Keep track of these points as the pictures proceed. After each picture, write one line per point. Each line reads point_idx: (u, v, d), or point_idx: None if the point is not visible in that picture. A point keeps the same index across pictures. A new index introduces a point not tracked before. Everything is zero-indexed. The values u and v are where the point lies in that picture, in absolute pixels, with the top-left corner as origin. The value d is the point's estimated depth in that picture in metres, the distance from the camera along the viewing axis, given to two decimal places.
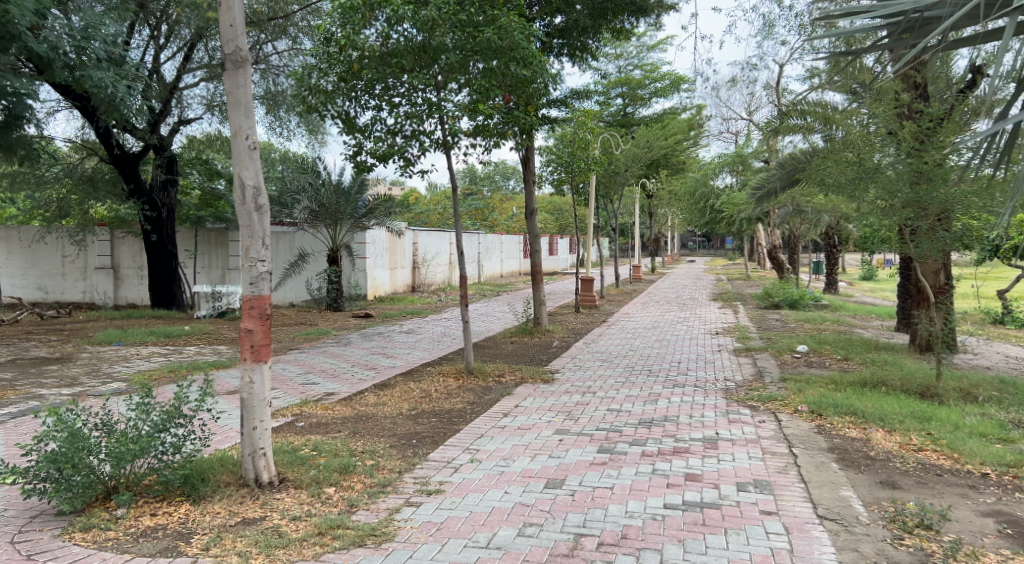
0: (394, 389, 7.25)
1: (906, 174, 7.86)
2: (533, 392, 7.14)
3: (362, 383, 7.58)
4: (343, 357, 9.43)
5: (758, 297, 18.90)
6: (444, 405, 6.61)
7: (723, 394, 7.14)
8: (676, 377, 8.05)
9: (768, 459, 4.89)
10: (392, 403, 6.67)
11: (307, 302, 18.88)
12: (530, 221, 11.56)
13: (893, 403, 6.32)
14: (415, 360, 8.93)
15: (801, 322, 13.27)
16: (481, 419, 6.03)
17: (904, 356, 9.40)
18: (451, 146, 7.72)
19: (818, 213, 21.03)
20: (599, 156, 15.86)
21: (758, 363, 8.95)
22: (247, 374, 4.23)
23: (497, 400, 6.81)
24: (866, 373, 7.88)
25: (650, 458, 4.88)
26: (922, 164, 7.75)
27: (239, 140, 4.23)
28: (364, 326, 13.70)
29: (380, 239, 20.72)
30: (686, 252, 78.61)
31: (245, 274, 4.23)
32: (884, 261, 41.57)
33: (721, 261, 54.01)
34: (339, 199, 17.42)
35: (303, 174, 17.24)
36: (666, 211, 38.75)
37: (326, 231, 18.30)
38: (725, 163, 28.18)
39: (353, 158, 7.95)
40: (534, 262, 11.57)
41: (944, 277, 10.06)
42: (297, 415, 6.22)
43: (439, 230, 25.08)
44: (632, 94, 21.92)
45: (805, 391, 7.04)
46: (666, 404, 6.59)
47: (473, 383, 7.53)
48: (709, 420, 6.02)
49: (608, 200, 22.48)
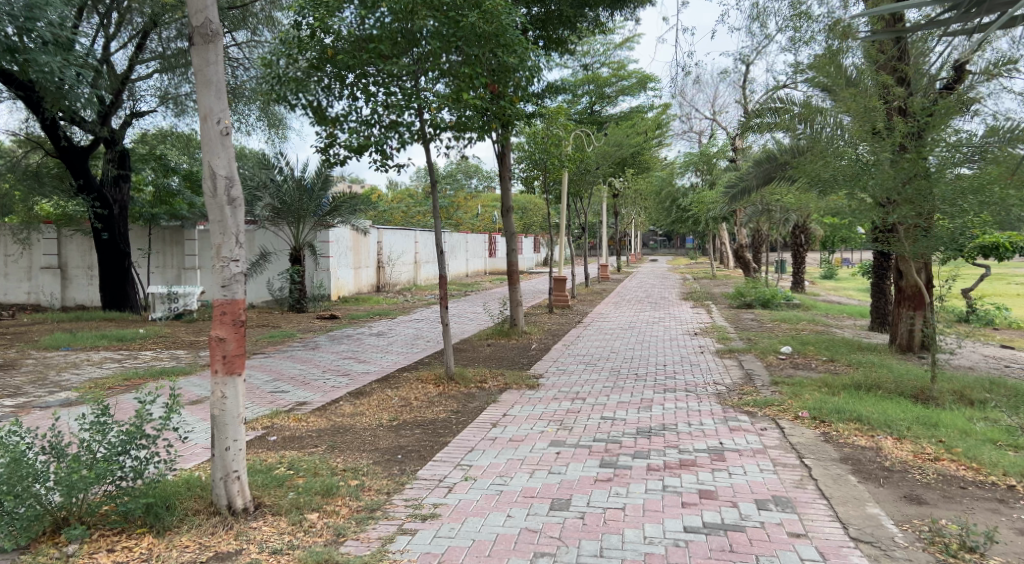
0: (371, 397, 6.79)
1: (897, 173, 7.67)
2: (520, 399, 6.76)
3: (336, 391, 7.10)
4: (313, 362, 8.91)
5: (728, 296, 18.85)
6: (427, 415, 6.18)
7: (717, 399, 6.86)
8: (664, 381, 7.74)
9: (781, 472, 4.61)
10: (371, 414, 6.21)
11: (269, 303, 18.17)
12: (506, 218, 11.19)
13: (894, 408, 6.13)
14: (390, 365, 8.47)
15: (777, 322, 13.18)
16: (469, 430, 5.62)
17: (889, 357, 9.30)
18: (431, 138, 7.32)
19: (786, 212, 21.12)
20: (573, 153, 15.54)
21: (746, 365, 8.72)
22: (219, 388, 3.76)
23: (483, 408, 6.41)
24: (859, 376, 7.69)
25: (658, 473, 4.54)
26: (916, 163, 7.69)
27: (209, 125, 3.76)
28: (331, 328, 13.14)
29: (344, 238, 20.10)
30: (647, 251, 79.05)
31: (216, 276, 3.77)
32: (843, 260, 42.32)
33: (684, 260, 54.45)
34: (301, 196, 16.81)
35: (264, 169, 16.58)
36: (630, 210, 38.74)
37: (288, 229, 17.66)
38: (691, 163, 28.22)
39: (325, 152, 7.47)
40: (510, 261, 11.17)
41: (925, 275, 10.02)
42: (268, 428, 5.72)
43: (404, 228, 24.51)
44: (600, 93, 21.72)
45: (801, 395, 6.81)
46: (661, 411, 6.27)
47: (455, 390, 7.12)
48: (709, 428, 5.72)
49: (576, 198, 22.25)
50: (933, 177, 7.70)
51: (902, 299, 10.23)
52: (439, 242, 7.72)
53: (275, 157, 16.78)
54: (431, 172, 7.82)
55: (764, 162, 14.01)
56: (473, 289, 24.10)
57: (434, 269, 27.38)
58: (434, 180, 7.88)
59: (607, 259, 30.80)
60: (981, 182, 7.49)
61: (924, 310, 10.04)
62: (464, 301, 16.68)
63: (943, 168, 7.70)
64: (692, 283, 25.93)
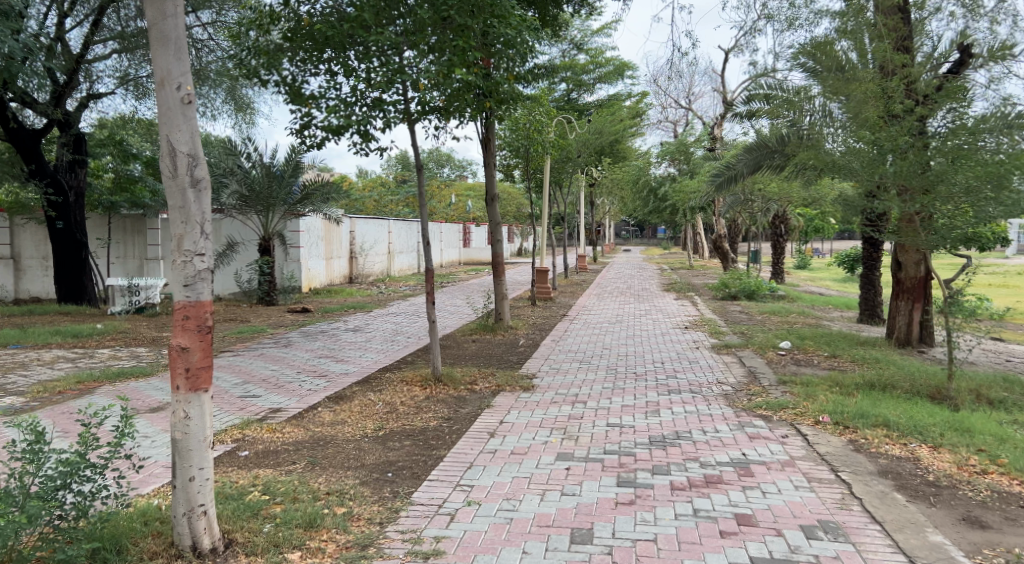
0: (352, 403, 6.20)
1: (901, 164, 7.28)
2: (515, 403, 6.23)
3: (313, 395, 6.50)
4: (285, 362, 8.27)
5: (711, 287, 18.55)
6: (416, 423, 5.62)
7: (726, 401, 6.41)
8: (664, 380, 7.23)
9: (820, 489, 4.15)
10: (354, 423, 5.60)
11: (237, 295, 17.33)
12: (490, 208, 10.59)
13: (918, 410, 5.75)
14: (371, 364, 7.87)
15: (766, 314, 12.84)
16: (465, 442, 5.08)
17: (891, 353, 8.96)
18: (417, 119, 6.71)
19: (767, 201, 20.83)
20: (555, 140, 15.01)
21: (746, 362, 8.31)
22: (181, 407, 3.15)
23: (476, 415, 5.85)
24: (870, 374, 7.33)
25: (684, 494, 4.04)
26: (925, 153, 7.34)
27: (168, 91, 3.12)
28: (303, 323, 12.46)
29: (314, 227, 19.31)
30: (620, 242, 78.91)
31: (177, 273, 3.15)
32: (815, 250, 42.43)
33: (657, 250, 54.44)
34: (270, 184, 16.06)
35: (230, 155, 15.77)
36: (605, 200, 38.38)
37: (256, 218, 16.87)
38: (667, 152, 27.91)
39: (300, 134, 6.82)
40: (494, 251, 10.58)
41: (926, 269, 9.58)
42: (239, 442, 5.10)
43: (377, 217, 23.73)
44: (577, 80, 21.22)
45: (815, 396, 6.38)
46: (671, 416, 5.77)
47: (444, 394, 6.53)
48: (726, 436, 5.25)
49: (555, 187, 21.76)
50: (933, 171, 7.25)
51: (900, 291, 9.91)
52: (426, 231, 7.06)
53: (243, 142, 15.97)
54: (417, 157, 7.16)
55: (756, 149, 13.55)
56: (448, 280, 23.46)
57: (408, 260, 26.70)
58: (420, 164, 7.22)
59: (584, 249, 30.42)
60: (994, 168, 6.90)
61: (922, 302, 9.81)
62: (443, 294, 16.10)
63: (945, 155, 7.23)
64: (672, 274, 25.73)
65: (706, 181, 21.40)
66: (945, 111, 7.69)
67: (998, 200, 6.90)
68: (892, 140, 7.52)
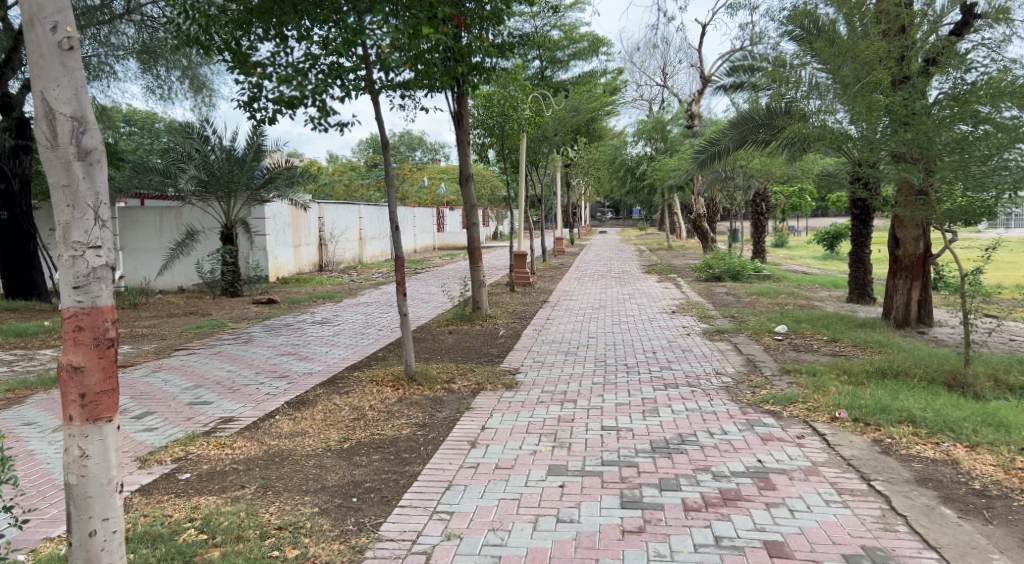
0: (315, 408, 5.52)
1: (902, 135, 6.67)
2: (497, 403, 5.60)
3: (272, 400, 5.81)
4: (244, 360, 7.54)
5: (693, 267, 18.05)
6: (387, 431, 4.97)
7: (729, 395, 5.85)
8: (657, 372, 6.64)
9: (855, 504, 3.60)
10: (315, 434, 4.92)
11: (199, 287, 16.43)
12: (465, 188, 9.88)
13: (941, 402, 5.23)
14: (339, 362, 7.19)
15: (754, 296, 12.37)
16: (445, 454, 4.44)
17: (891, 335, 8.52)
18: (381, 87, 5.99)
19: (747, 179, 20.40)
20: (532, 116, 14.29)
21: (743, 349, 7.78)
22: (74, 443, 2.49)
23: (454, 420, 5.21)
24: (879, 360, 6.82)
25: (701, 516, 3.46)
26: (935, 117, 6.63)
27: (39, 32, 2.45)
28: (268, 316, 11.69)
29: (280, 213, 18.44)
30: (596, 223, 78.57)
31: (65, 271, 2.47)
32: (793, 228, 42.36)
33: (633, 231, 54.06)
34: (232, 168, 15.23)
35: (186, 139, 14.89)
36: (581, 182, 37.78)
37: (217, 205, 15.97)
38: (642, 132, 27.29)
39: (248, 107, 6.05)
40: (471, 235, 9.90)
41: (924, 246, 9.14)
42: (181, 462, 4.39)
43: (347, 202, 22.86)
44: (551, 57, 20.51)
45: (826, 387, 5.85)
46: (671, 416, 5.18)
47: (418, 396, 5.88)
48: (736, 439, 4.68)
49: (532, 168, 21.06)
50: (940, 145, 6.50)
51: (897, 269, 9.42)
52: (394, 215, 6.34)
53: (201, 125, 15.12)
54: (382, 130, 6.39)
55: (741, 122, 12.90)
56: (423, 266, 22.75)
57: (381, 246, 25.88)
58: (386, 142, 6.45)
59: (561, 231, 29.82)
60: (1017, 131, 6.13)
61: (920, 280, 9.33)
62: (417, 281, 15.40)
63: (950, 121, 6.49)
64: (651, 255, 25.27)
65: (686, 159, 20.84)
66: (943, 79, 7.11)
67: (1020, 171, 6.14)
68: (904, 106, 6.86)
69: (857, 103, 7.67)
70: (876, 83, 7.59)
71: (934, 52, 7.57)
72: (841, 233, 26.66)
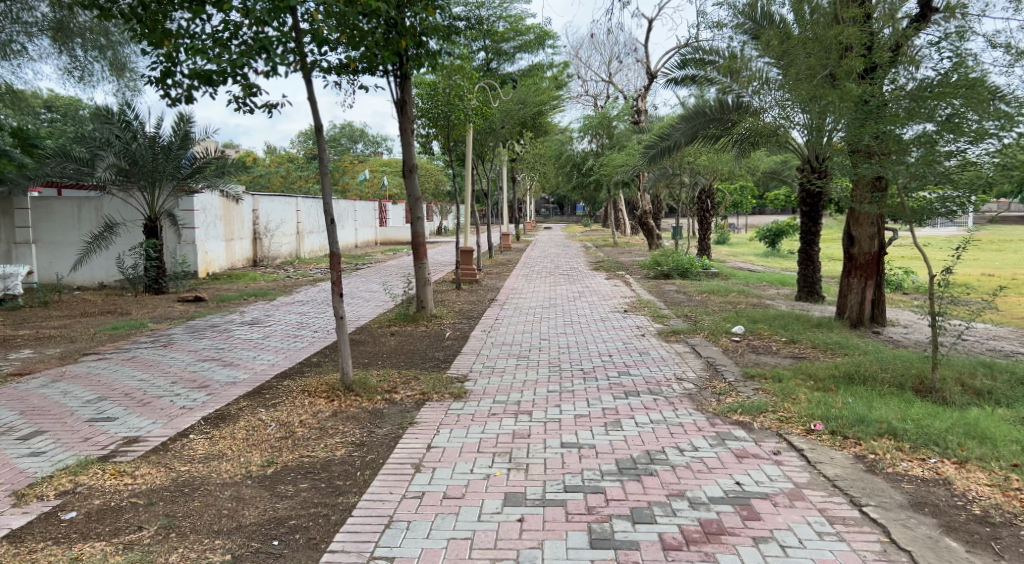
0: (236, 425, 4.87)
1: (870, 128, 6.25)
2: (444, 417, 5.04)
3: (186, 414, 5.09)
4: (158, 366, 6.73)
5: (641, 264, 17.81)
6: (318, 453, 4.36)
7: (695, 404, 5.44)
8: (615, 378, 6.18)
9: (851, 535, 3.22)
10: (234, 457, 4.27)
11: (120, 283, 15.25)
12: (408, 180, 9.25)
13: (916, 411, 4.95)
14: (268, 370, 6.49)
15: (704, 294, 12.14)
16: (385, 482, 3.88)
17: (847, 336, 8.33)
18: (314, 60, 5.34)
19: (694, 176, 20.32)
20: (478, 107, 13.72)
21: (701, 352, 7.42)
22: None
23: (396, 438, 4.63)
24: (845, 364, 6.55)
25: (683, 558, 3.02)
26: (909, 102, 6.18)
27: None
28: (193, 315, 10.79)
29: (210, 205, 17.35)
30: (539, 219, 78.35)
31: None
32: (734, 226, 42.93)
33: (577, 227, 54.11)
34: (156, 157, 14.16)
35: (104, 123, 13.69)
36: (526, 177, 37.36)
37: (140, 195, 14.85)
38: (588, 127, 27.00)
39: (161, 83, 5.32)
40: (415, 230, 9.27)
41: (878, 243, 9.02)
42: (66, 498, 3.68)
43: (283, 194, 21.78)
44: (496, 49, 19.98)
45: (795, 395, 5.50)
46: (636, 430, 4.71)
47: (355, 409, 5.27)
48: (709, 456, 4.24)
49: (477, 162, 20.46)
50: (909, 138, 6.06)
51: (852, 267, 9.28)
52: (329, 206, 5.66)
53: (122, 108, 13.90)
54: (315, 112, 5.63)
55: (692, 116, 12.60)
56: (364, 262, 21.93)
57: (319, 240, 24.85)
58: (320, 124, 5.67)
59: (507, 227, 29.36)
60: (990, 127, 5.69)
61: (874, 279, 9.21)
62: (356, 278, 14.65)
63: (918, 111, 6.01)
64: (597, 251, 25.01)
65: (634, 154, 20.61)
66: (897, 73, 6.75)
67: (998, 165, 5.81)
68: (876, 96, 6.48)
69: (821, 94, 7.36)
70: (848, 71, 7.19)
71: (893, 43, 7.34)
72: (783, 230, 27.01)
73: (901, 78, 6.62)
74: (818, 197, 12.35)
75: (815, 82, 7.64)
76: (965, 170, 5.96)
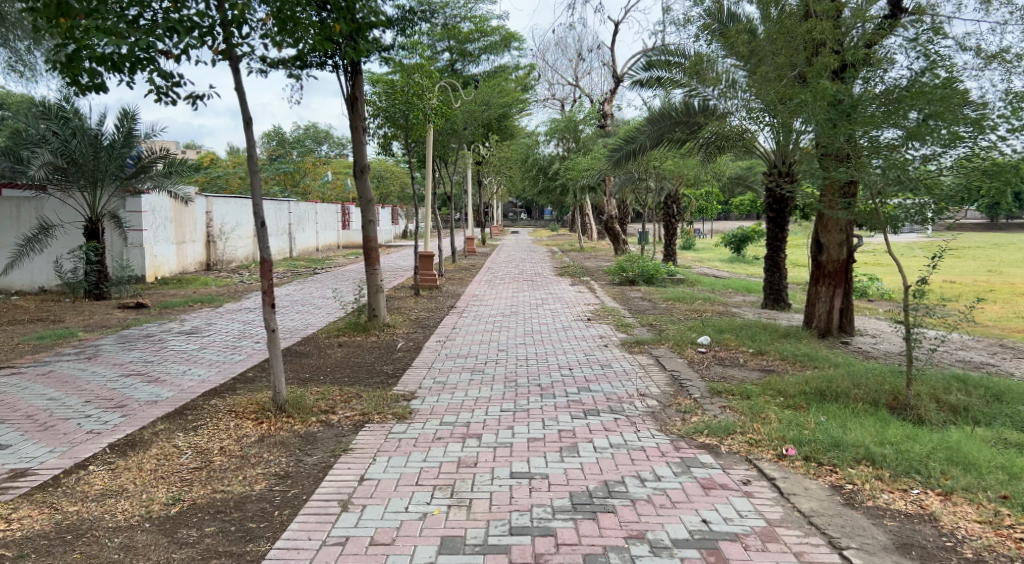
0: (146, 451, 4.31)
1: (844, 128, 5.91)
2: (384, 442, 4.55)
3: (93, 440, 4.52)
4: (75, 382, 6.10)
5: (606, 270, 17.50)
6: (234, 487, 3.85)
7: (658, 425, 5.04)
8: (575, 395, 5.73)
9: None
10: (135, 492, 3.73)
11: (59, 288, 14.40)
12: (359, 181, 8.73)
13: (893, 432, 4.63)
14: (196, 387, 5.89)
15: (670, 301, 11.83)
16: (304, 525, 3.38)
17: (815, 346, 8.05)
18: (238, 44, 4.80)
19: (660, 181, 20.10)
20: (439, 106, 13.27)
21: (666, 364, 7.05)
22: None
23: (327, 467, 4.14)
24: (815, 378, 6.23)
25: None
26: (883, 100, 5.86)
27: None
28: (130, 323, 10.09)
29: (159, 205, 16.56)
30: (506, 223, 77.99)
31: None
32: (699, 232, 43.01)
33: (545, 232, 53.90)
34: (97, 155, 13.39)
35: (41, 118, 12.86)
36: (493, 181, 36.98)
37: (80, 195, 14.03)
38: (554, 130, 26.69)
39: (64, 69, 4.77)
40: (367, 234, 8.75)
41: (846, 251, 8.83)
42: None
43: (239, 196, 20.99)
44: (460, 49, 19.60)
45: (765, 414, 5.15)
46: (594, 456, 4.27)
47: (285, 433, 4.75)
48: (673, 487, 3.84)
49: (440, 164, 19.97)
50: (883, 140, 5.75)
51: (820, 275, 9.04)
52: (258, 207, 5.12)
53: (59, 103, 13.08)
54: (244, 102, 5.00)
55: (658, 118, 12.31)
56: (323, 266, 21.26)
57: (278, 243, 24.08)
58: (249, 116, 5.01)
59: (472, 230, 28.90)
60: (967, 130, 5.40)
61: (842, 287, 8.98)
62: (311, 284, 14.07)
63: (892, 112, 5.70)
64: (563, 256, 24.72)
65: (600, 158, 20.33)
66: (871, 73, 6.45)
67: (979, 167, 5.50)
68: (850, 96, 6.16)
69: (791, 95, 7.05)
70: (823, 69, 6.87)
71: (863, 42, 7.06)
72: (748, 236, 27.04)
73: (875, 78, 6.33)
74: (785, 202, 12.16)
75: (785, 83, 7.33)
76: (945, 172, 5.63)
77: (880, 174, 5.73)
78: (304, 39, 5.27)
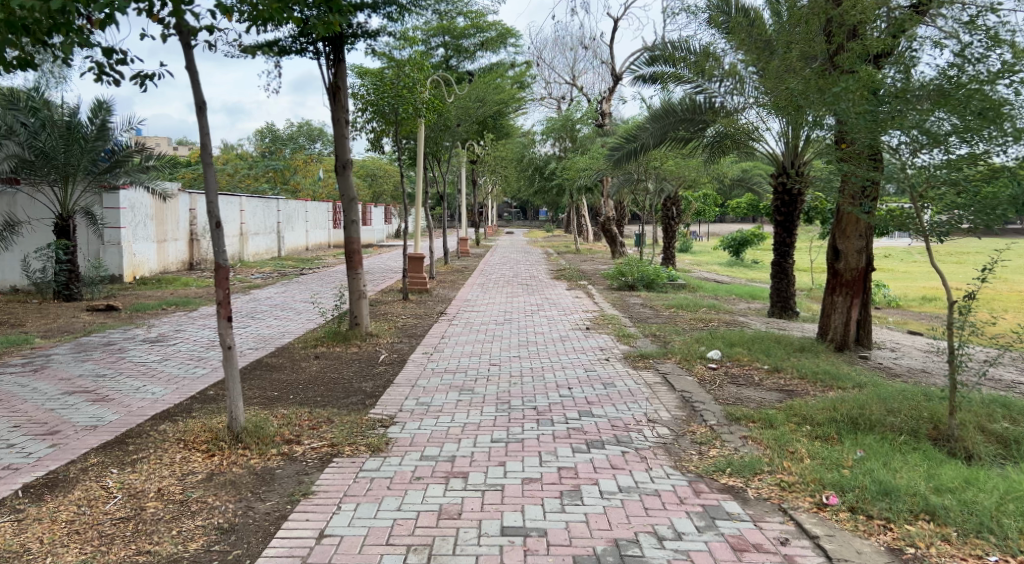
0: (68, 494, 3.62)
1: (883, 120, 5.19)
2: (352, 482, 3.88)
3: (8, 478, 3.81)
4: (9, 401, 5.37)
5: (604, 274, 16.85)
6: (164, 545, 3.17)
7: (673, 461, 4.37)
8: (575, 421, 5.05)
9: None
10: (39, 554, 3.05)
11: (28, 288, 13.61)
12: (342, 178, 8.04)
13: (947, 473, 4.01)
14: (146, 408, 5.17)
15: (673, 309, 11.19)
16: None
17: (834, 363, 7.41)
18: (185, 12, 4.09)
19: (660, 183, 19.46)
20: (430, 100, 12.64)
21: (675, 383, 6.40)
22: None
23: (280, 517, 3.47)
24: (843, 402, 5.59)
25: None
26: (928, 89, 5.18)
27: None
28: (94, 328, 9.35)
29: (138, 202, 15.79)
30: (502, 223, 77.28)
31: None
32: (695, 234, 42.45)
33: (539, 233, 53.14)
34: (69, 147, 12.59)
35: (8, 109, 12.12)
36: (487, 181, 36.32)
37: (50, 190, 13.24)
38: (551, 129, 26.07)
39: None
40: (348, 235, 8.03)
41: (865, 259, 8.21)
42: None
43: (224, 193, 20.27)
44: (455, 45, 19.04)
45: (795, 449, 4.49)
46: (601, 505, 3.61)
47: (238, 470, 4.05)
48: (699, 548, 3.21)
49: (432, 162, 19.28)
50: None
51: (836, 283, 8.40)
52: (213, 205, 4.42)
53: (27, 92, 12.30)
54: (195, 82, 4.29)
55: (662, 114, 11.60)
56: (311, 266, 20.52)
57: (265, 242, 23.33)
58: (203, 100, 4.30)
59: (465, 231, 28.20)
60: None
61: (860, 298, 8.34)
62: (294, 287, 13.36)
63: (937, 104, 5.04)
64: (559, 258, 24.03)
65: (598, 157, 19.69)
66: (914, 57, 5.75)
67: None
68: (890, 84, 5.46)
69: (816, 85, 6.37)
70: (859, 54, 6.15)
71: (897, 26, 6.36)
72: (747, 239, 26.38)
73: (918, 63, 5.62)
74: (797, 204, 11.48)
75: (808, 74, 6.66)
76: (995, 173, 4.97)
77: (923, 174, 5.05)
78: (264, 7, 4.56)
